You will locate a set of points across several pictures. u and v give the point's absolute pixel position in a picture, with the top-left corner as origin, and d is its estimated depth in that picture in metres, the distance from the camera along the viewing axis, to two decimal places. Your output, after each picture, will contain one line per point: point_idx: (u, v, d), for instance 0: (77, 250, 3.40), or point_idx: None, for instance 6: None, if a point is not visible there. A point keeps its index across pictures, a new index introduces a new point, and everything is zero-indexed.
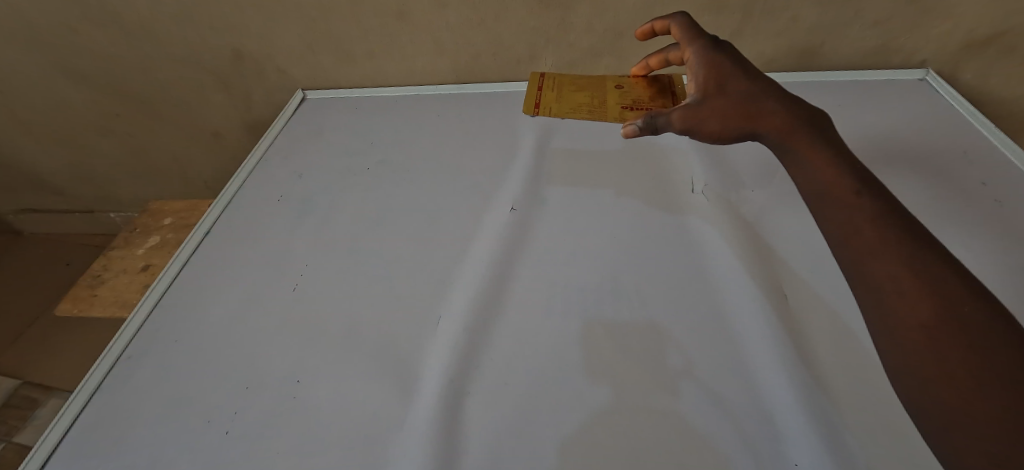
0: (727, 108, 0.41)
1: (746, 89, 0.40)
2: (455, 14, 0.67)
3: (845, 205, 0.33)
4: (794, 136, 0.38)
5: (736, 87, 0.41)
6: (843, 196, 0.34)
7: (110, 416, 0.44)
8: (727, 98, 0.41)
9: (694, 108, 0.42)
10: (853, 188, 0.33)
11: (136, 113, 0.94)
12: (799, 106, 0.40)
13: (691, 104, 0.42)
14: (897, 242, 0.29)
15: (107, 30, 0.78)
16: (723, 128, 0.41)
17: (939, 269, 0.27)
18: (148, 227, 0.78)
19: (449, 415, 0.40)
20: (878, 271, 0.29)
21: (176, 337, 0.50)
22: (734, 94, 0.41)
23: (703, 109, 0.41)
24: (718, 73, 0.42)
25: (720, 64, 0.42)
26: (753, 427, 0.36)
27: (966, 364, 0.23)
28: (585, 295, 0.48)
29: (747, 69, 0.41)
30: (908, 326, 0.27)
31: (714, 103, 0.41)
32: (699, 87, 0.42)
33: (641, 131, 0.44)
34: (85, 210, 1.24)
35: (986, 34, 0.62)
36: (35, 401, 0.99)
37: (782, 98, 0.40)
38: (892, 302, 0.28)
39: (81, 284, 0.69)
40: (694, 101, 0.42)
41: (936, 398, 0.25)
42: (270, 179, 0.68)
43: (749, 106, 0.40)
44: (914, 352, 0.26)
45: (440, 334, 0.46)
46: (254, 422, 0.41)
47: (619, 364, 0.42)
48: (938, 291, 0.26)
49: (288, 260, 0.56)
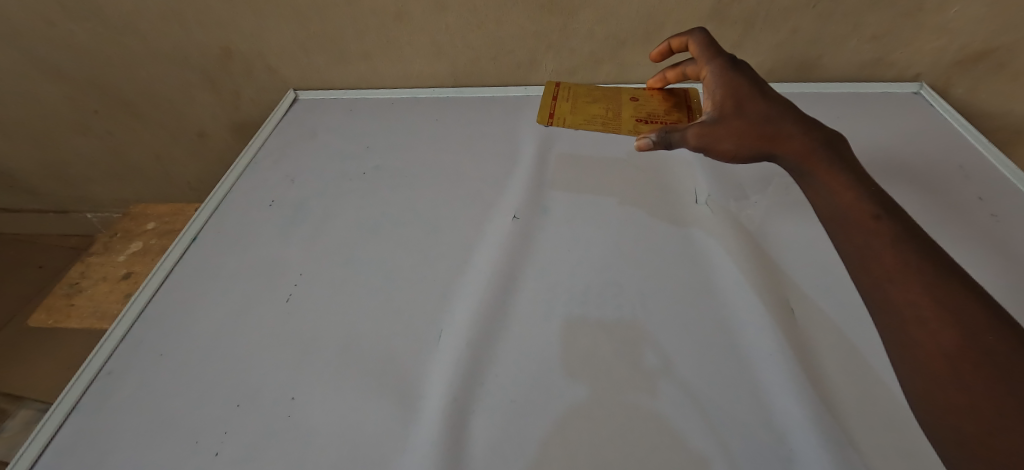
0: (743, 129, 0.41)
1: (762, 110, 0.41)
2: (454, 17, 0.66)
3: (863, 231, 0.33)
4: (811, 159, 0.38)
5: (753, 107, 0.41)
6: (860, 220, 0.33)
7: (88, 438, 0.41)
8: (742, 118, 0.41)
9: (709, 126, 0.42)
10: (872, 211, 0.33)
11: (116, 110, 0.89)
12: (816, 129, 0.39)
13: (706, 122, 0.42)
14: (915, 267, 0.29)
15: (86, 23, 0.74)
16: (738, 148, 0.41)
17: (963, 297, 0.27)
18: (129, 233, 0.74)
19: (454, 437, 0.38)
20: (898, 298, 0.29)
21: (161, 352, 0.47)
22: (750, 115, 0.41)
23: (718, 128, 0.41)
24: (735, 93, 0.42)
25: (738, 84, 0.42)
26: (764, 446, 0.36)
27: (989, 396, 0.23)
28: (589, 307, 0.47)
29: (764, 91, 0.42)
30: (932, 356, 0.26)
31: (730, 122, 0.41)
32: (716, 105, 0.43)
33: (655, 144, 0.43)
34: (59, 211, 1.18)
35: (978, 50, 0.63)
36: (3, 413, 0.94)
37: (799, 121, 0.40)
38: (914, 331, 0.28)
39: (57, 293, 0.65)
40: (710, 119, 0.42)
41: (957, 429, 0.25)
42: (260, 184, 0.66)
43: (766, 128, 0.40)
44: (938, 380, 0.26)
45: (444, 351, 0.44)
46: (246, 444, 0.39)
47: (627, 382, 0.41)
48: (960, 319, 0.26)
49: (280, 268, 0.54)
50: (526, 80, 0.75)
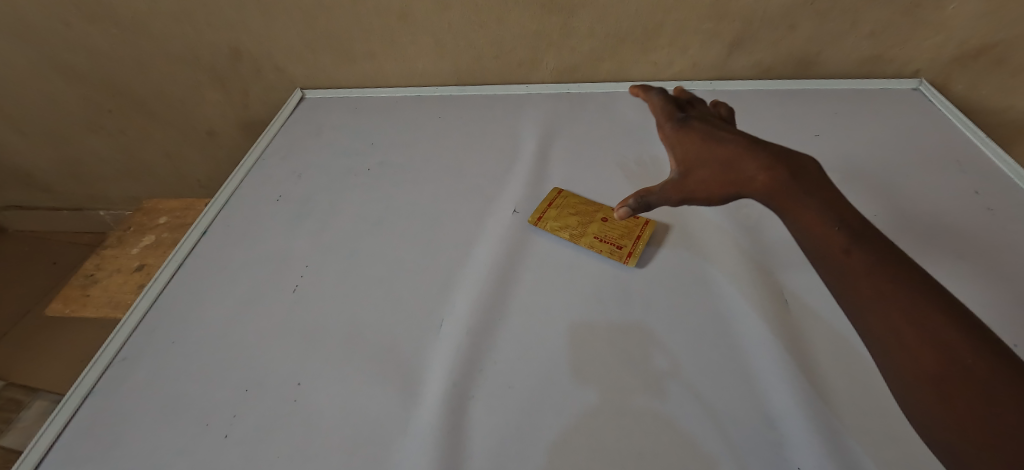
0: (709, 178, 0.40)
1: (724, 154, 0.39)
2: (457, 16, 0.67)
3: (833, 260, 0.33)
4: (781, 198, 0.36)
5: (714, 153, 0.39)
6: (833, 253, 0.33)
7: (103, 421, 0.43)
8: (704, 165, 0.40)
9: (676, 182, 0.41)
10: (842, 244, 0.32)
11: (129, 110, 0.92)
12: (785, 160, 0.37)
13: (672, 180, 0.42)
14: (885, 297, 0.29)
15: (101, 25, 0.77)
16: (709, 193, 0.40)
17: (936, 316, 0.27)
18: (142, 227, 0.76)
19: (454, 421, 0.39)
20: (878, 322, 0.29)
21: (172, 339, 0.49)
22: (712, 163, 0.39)
23: (685, 183, 0.41)
24: (691, 146, 0.41)
25: (691, 135, 0.41)
26: (755, 429, 0.37)
27: (975, 419, 0.23)
28: (586, 296, 0.48)
29: (718, 135, 0.40)
30: (919, 378, 0.26)
31: (693, 176, 0.41)
32: (677, 159, 0.42)
33: (634, 211, 0.43)
34: (73, 208, 1.21)
35: (976, 46, 0.63)
36: (19, 404, 0.96)
37: (766, 154, 0.37)
38: (897, 353, 0.28)
39: (73, 284, 0.67)
40: (675, 175, 0.42)
41: (955, 448, 0.25)
42: (268, 180, 0.67)
43: (732, 173, 0.38)
44: (926, 401, 0.26)
45: (443, 340, 0.45)
46: (255, 426, 0.41)
47: (622, 368, 0.42)
48: (937, 341, 0.26)
49: (286, 261, 0.56)
50: (527, 78, 0.77)
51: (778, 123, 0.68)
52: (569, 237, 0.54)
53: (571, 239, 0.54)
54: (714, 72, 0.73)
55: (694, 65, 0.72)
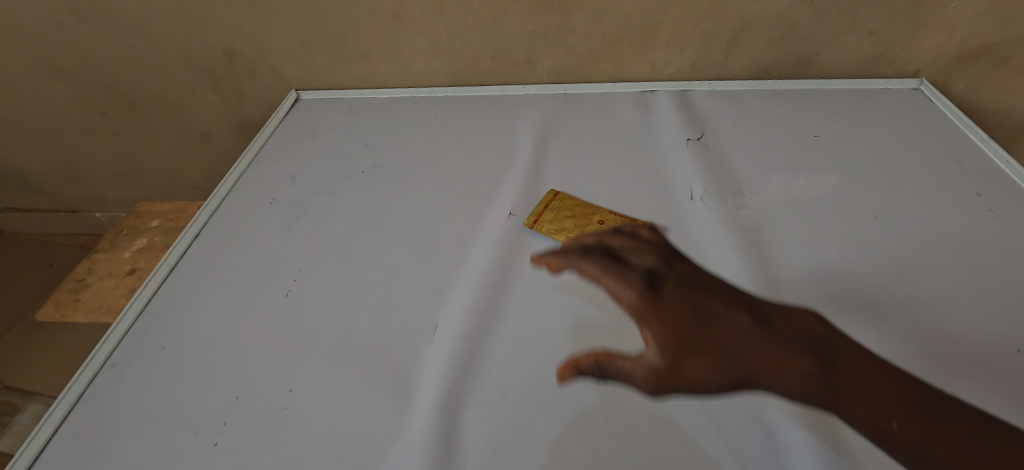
0: (714, 357, 0.29)
1: (735, 340, 0.29)
2: (452, 16, 0.67)
3: (870, 410, 0.26)
4: (818, 399, 0.27)
5: (711, 336, 0.29)
6: (873, 419, 0.26)
7: (91, 429, 0.42)
8: (661, 299, 0.32)
9: (663, 371, 0.29)
10: (879, 417, 0.25)
11: (123, 111, 0.91)
12: (805, 348, 0.29)
13: (659, 363, 0.29)
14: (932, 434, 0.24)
15: (94, 26, 0.76)
16: (710, 384, 0.29)
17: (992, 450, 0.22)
18: (135, 231, 0.76)
19: (447, 428, 0.39)
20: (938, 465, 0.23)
21: (162, 345, 0.48)
22: (717, 341, 0.29)
23: (682, 368, 0.29)
24: (683, 326, 0.30)
25: (682, 319, 0.30)
26: (753, 436, 0.36)
27: None
28: (582, 300, 0.48)
29: (718, 318, 0.31)
30: None
31: (693, 363, 0.29)
32: (664, 340, 0.30)
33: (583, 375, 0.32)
34: (68, 210, 1.20)
35: (978, 45, 0.62)
36: (14, 407, 0.95)
37: (787, 348, 0.28)
38: None
39: (64, 288, 0.67)
40: (662, 360, 0.29)
41: None
42: (261, 182, 0.67)
43: (742, 357, 0.28)
44: None
45: (436, 346, 0.45)
46: (243, 434, 0.40)
47: (618, 375, 0.41)
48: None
49: (279, 265, 0.55)
50: (524, 78, 0.76)
51: (778, 123, 0.67)
52: (565, 241, 0.53)
53: (567, 243, 0.53)
54: (713, 72, 0.73)
55: (692, 65, 0.71)
